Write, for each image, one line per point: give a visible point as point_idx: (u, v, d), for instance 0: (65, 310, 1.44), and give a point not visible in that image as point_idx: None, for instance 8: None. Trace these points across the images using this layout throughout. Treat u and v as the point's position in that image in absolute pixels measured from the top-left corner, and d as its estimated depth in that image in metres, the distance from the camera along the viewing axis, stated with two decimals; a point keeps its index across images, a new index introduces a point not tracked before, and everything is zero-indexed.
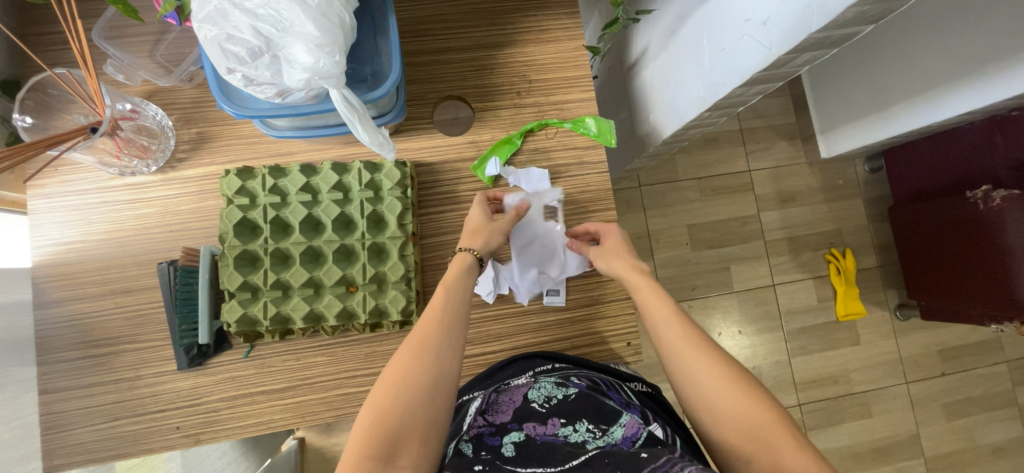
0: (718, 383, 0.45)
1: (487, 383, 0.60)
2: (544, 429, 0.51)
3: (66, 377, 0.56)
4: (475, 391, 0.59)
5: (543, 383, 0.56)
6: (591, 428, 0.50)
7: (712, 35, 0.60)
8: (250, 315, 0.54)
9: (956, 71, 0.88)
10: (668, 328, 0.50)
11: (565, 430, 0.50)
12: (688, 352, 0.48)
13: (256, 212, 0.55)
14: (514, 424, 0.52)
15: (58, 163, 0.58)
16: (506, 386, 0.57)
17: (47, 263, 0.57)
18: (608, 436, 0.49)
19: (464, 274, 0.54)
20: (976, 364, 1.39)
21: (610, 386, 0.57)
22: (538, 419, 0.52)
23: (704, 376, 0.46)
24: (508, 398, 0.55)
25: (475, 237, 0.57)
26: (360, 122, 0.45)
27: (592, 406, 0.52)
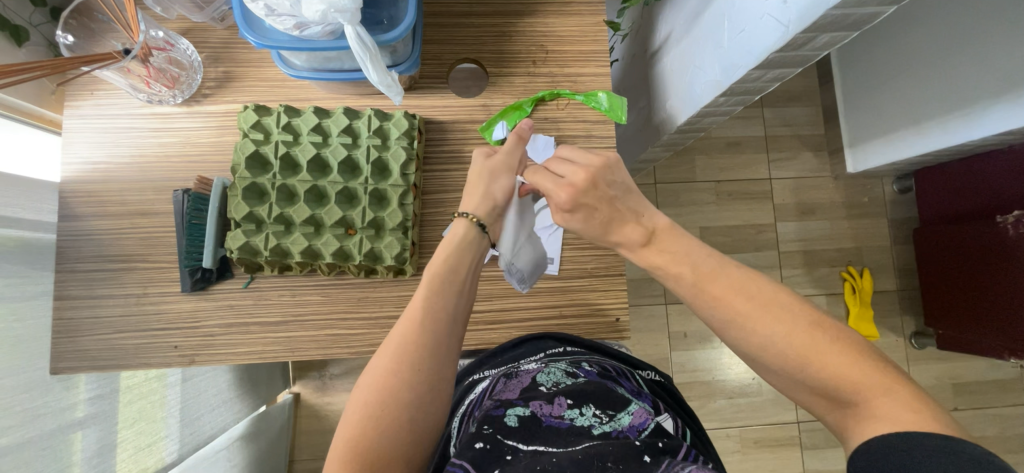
0: (793, 341, 0.40)
1: (496, 361, 0.62)
2: (550, 410, 0.49)
3: (82, 286, 0.60)
4: (486, 372, 0.62)
5: (554, 369, 0.56)
6: (598, 413, 0.49)
7: (733, 16, 0.59)
8: (252, 244, 0.56)
9: (995, 86, 0.84)
10: (711, 296, 0.44)
11: (571, 413, 0.49)
12: (749, 317, 0.42)
13: (268, 148, 0.57)
14: (519, 400, 0.52)
15: (94, 87, 0.62)
16: (516, 368, 0.58)
17: (74, 179, 0.61)
18: (614, 422, 0.47)
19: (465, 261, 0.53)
20: (993, 403, 1.33)
21: (620, 373, 0.59)
22: (543, 399, 0.51)
23: (771, 338, 0.41)
24: (517, 380, 0.55)
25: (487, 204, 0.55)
26: (371, 62, 0.47)
27: (602, 391, 0.51)
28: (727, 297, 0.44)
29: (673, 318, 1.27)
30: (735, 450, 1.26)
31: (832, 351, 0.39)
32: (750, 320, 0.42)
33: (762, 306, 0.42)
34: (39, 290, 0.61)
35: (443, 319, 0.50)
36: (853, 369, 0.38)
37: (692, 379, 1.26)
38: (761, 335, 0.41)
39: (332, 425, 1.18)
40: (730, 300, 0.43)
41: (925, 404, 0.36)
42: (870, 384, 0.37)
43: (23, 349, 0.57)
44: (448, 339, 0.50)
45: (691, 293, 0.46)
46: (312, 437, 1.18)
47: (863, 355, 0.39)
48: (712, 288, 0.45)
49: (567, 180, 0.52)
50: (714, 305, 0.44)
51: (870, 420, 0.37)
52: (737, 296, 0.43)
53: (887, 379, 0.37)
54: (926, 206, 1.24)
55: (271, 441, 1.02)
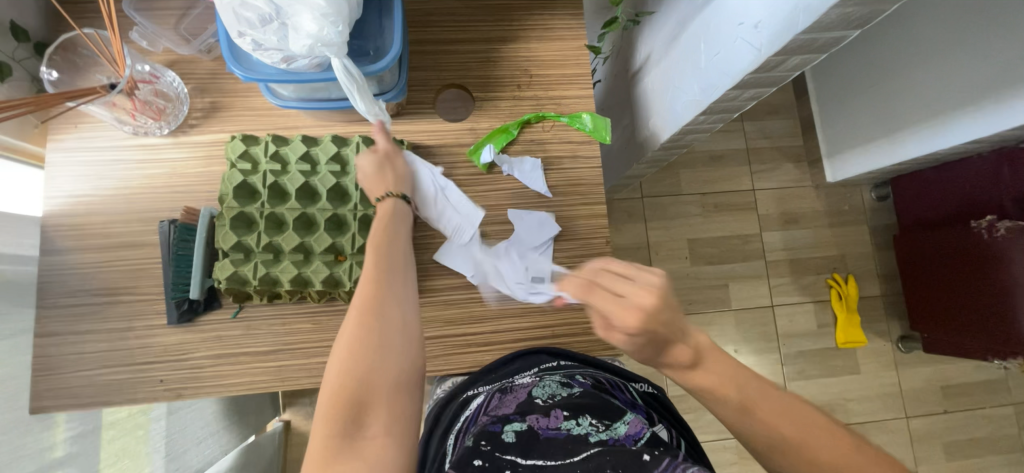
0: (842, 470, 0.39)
1: (492, 377, 0.61)
2: (547, 422, 0.49)
3: (64, 322, 0.59)
4: (479, 387, 0.60)
5: (549, 381, 0.56)
6: (594, 422, 0.49)
7: (708, 39, 0.61)
8: (240, 274, 0.56)
9: (960, 98, 0.88)
10: (760, 419, 0.42)
11: (568, 424, 0.48)
12: (748, 412, 0.42)
13: (256, 177, 0.57)
14: (516, 414, 0.51)
15: (78, 120, 0.62)
16: (511, 383, 0.58)
17: (57, 213, 0.60)
18: (611, 431, 0.47)
19: (394, 221, 0.53)
20: (980, 405, 1.35)
21: (614, 385, 0.59)
22: (540, 412, 0.51)
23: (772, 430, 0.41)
24: (512, 396, 0.55)
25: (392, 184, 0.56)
26: (358, 91, 0.48)
27: (598, 403, 0.52)
28: (736, 393, 0.43)
29: None
30: (733, 461, 1.25)
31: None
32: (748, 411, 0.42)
33: (816, 434, 0.40)
34: (18, 327, 0.59)
35: (397, 265, 0.48)
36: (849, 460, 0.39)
37: (686, 392, 1.26)
38: (766, 427, 0.42)
39: None
40: (781, 427, 0.41)
41: None
42: None
43: (1, 390, 0.56)
44: (405, 281, 0.48)
45: (738, 413, 0.43)
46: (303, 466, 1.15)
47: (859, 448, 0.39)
48: (759, 410, 0.42)
49: (630, 302, 0.44)
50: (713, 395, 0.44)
51: None
52: (786, 424, 0.41)
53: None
54: (904, 212, 1.27)
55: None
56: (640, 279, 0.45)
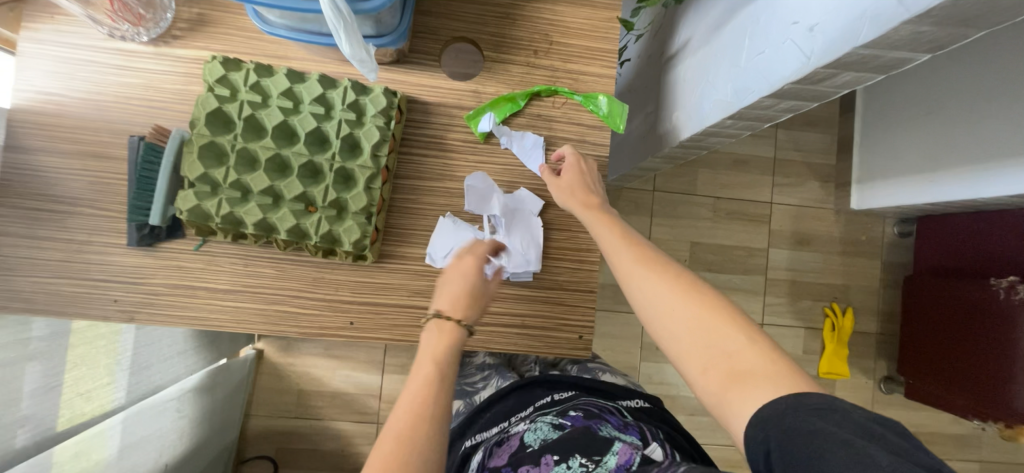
0: (701, 328, 0.42)
1: (485, 423, 0.66)
2: (539, 471, 0.49)
3: (22, 225, 0.56)
4: (479, 436, 0.64)
5: (540, 424, 0.56)
6: (583, 462, 0.48)
7: (755, 35, 0.54)
8: (202, 208, 0.53)
9: (1015, 147, 0.80)
10: (641, 276, 0.46)
11: (558, 469, 0.48)
12: (642, 270, 0.47)
13: (231, 107, 0.53)
14: (508, 469, 0.52)
15: (54, 10, 0.57)
16: (506, 433, 0.59)
17: (24, 108, 0.57)
18: (602, 468, 0.47)
19: (453, 335, 0.45)
20: (948, 456, 1.34)
21: (604, 409, 0.59)
22: (531, 461, 0.50)
23: (655, 291, 0.45)
24: (507, 445, 0.56)
25: (465, 304, 0.47)
26: (345, 31, 0.42)
27: (585, 437, 0.51)
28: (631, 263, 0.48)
29: None
30: None
31: (734, 341, 0.41)
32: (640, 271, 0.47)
33: (687, 293, 0.44)
34: None
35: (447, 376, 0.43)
36: (716, 325, 0.42)
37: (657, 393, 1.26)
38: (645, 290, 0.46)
39: (291, 386, 1.17)
40: (659, 284, 0.45)
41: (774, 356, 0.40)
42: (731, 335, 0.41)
43: None
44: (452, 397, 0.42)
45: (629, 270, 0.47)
46: (269, 395, 1.17)
47: (727, 314, 0.42)
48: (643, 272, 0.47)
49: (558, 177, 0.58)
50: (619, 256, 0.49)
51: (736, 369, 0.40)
52: (660, 277, 0.45)
53: (749, 337, 0.41)
54: (923, 255, 1.21)
55: (226, 394, 1.01)
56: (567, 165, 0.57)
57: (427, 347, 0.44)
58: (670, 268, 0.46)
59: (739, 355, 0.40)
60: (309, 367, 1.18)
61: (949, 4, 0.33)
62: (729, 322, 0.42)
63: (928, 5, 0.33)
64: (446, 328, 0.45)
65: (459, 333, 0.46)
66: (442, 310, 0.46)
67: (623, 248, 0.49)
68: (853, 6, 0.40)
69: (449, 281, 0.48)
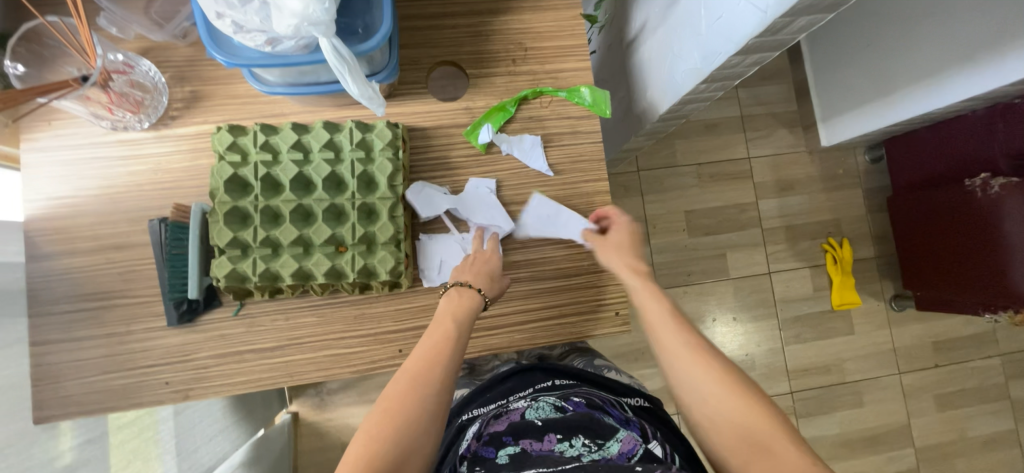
0: (730, 398, 0.43)
1: (486, 399, 0.65)
2: (541, 446, 0.47)
3: (59, 330, 0.57)
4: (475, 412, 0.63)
5: (541, 404, 0.55)
6: (587, 443, 0.46)
7: (709, 3, 0.59)
8: (239, 271, 0.55)
9: (956, 57, 0.88)
10: (683, 359, 0.46)
11: (561, 446, 0.46)
12: (687, 355, 0.46)
13: (247, 169, 0.55)
14: (507, 436, 0.50)
15: (50, 117, 0.58)
16: (506, 409, 0.58)
17: (39, 217, 0.58)
18: (603, 451, 0.45)
19: (466, 309, 0.52)
20: (970, 357, 1.39)
21: (608, 403, 0.58)
22: (534, 435, 0.49)
23: (700, 379, 0.45)
24: (505, 418, 0.55)
25: (484, 276, 0.56)
26: (350, 73, 0.45)
27: (590, 422, 0.49)
28: (675, 344, 0.47)
29: None
30: None
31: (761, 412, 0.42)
32: (682, 354, 0.46)
33: (712, 358, 0.45)
34: (10, 336, 0.57)
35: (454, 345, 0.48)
36: (761, 421, 0.42)
37: None
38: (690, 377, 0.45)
39: (334, 442, 1.16)
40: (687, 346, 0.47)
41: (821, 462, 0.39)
42: (774, 434, 0.41)
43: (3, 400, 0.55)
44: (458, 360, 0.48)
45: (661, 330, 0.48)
46: (315, 455, 1.16)
47: (768, 412, 0.42)
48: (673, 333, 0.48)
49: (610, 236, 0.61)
50: (660, 335, 0.49)
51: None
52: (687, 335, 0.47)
53: (796, 443, 0.40)
54: (899, 174, 1.28)
55: (274, 463, 1.00)
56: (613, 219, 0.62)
57: (445, 309, 0.52)
58: (716, 357, 0.45)
59: (759, 428, 0.41)
60: (348, 418, 1.17)
61: None
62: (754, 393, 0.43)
63: None
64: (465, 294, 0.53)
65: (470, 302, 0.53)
66: (464, 280, 0.55)
67: (665, 328, 0.49)
68: None
69: (467, 264, 0.58)
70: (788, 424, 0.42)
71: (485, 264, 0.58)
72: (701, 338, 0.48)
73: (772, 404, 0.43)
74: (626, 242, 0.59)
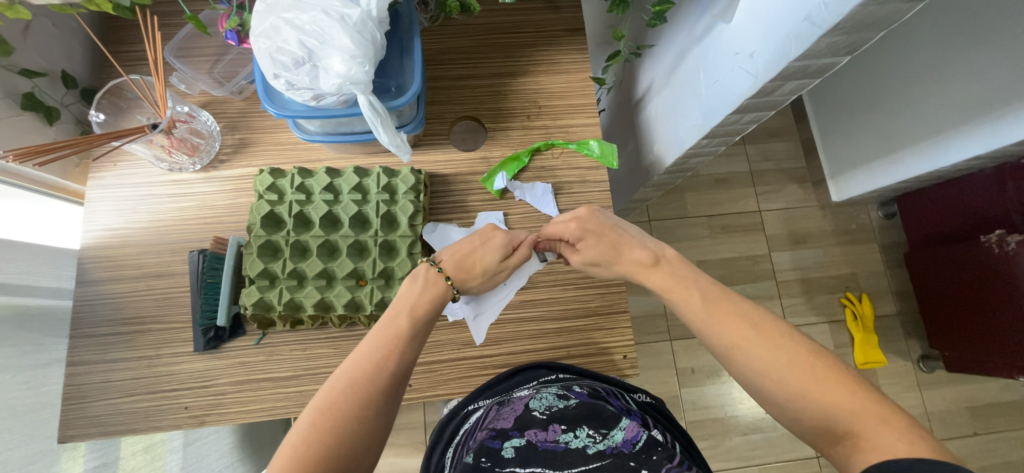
0: (792, 369, 0.43)
1: (493, 392, 0.61)
2: (545, 436, 0.49)
3: (95, 351, 0.61)
4: (480, 401, 0.60)
5: (545, 394, 0.55)
6: (591, 433, 0.48)
7: (707, 68, 0.65)
8: (266, 300, 0.59)
9: (956, 117, 0.90)
10: (747, 346, 0.46)
11: (566, 437, 0.48)
12: (748, 343, 0.46)
13: (282, 207, 0.61)
14: (514, 431, 0.50)
15: (117, 158, 0.66)
16: (509, 396, 0.58)
17: (94, 246, 0.64)
18: (608, 440, 0.47)
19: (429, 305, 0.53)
20: (1012, 427, 1.30)
21: (611, 394, 0.57)
22: (539, 426, 0.50)
23: (766, 364, 0.44)
24: (509, 409, 0.54)
25: (464, 270, 0.57)
26: (382, 124, 0.51)
27: (592, 412, 0.51)
28: (731, 333, 0.47)
29: (679, 355, 1.26)
30: None
31: (825, 380, 0.42)
32: (741, 342, 0.46)
33: (762, 332, 0.46)
34: (49, 356, 0.61)
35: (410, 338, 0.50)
36: (839, 395, 0.41)
37: (704, 418, 1.23)
38: (758, 363, 0.45)
39: None
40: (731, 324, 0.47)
41: (912, 429, 0.38)
42: (857, 407, 0.40)
43: (33, 417, 0.58)
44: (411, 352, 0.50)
45: (700, 317, 0.49)
46: None
47: (845, 381, 0.42)
48: (715, 314, 0.49)
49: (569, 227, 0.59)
50: (716, 328, 0.48)
51: (866, 448, 0.39)
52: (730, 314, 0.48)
53: (879, 410, 0.39)
54: (913, 229, 1.28)
55: None
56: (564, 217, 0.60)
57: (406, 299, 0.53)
58: (779, 338, 0.45)
59: (824, 396, 0.41)
60: None
61: (849, 18, 0.42)
62: (815, 366, 0.43)
63: (834, 20, 0.43)
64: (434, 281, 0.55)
65: (443, 292, 0.55)
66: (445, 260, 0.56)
67: (719, 319, 0.48)
68: (780, 32, 0.50)
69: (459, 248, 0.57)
70: (868, 388, 0.41)
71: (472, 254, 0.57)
72: (761, 319, 0.47)
73: (848, 372, 0.43)
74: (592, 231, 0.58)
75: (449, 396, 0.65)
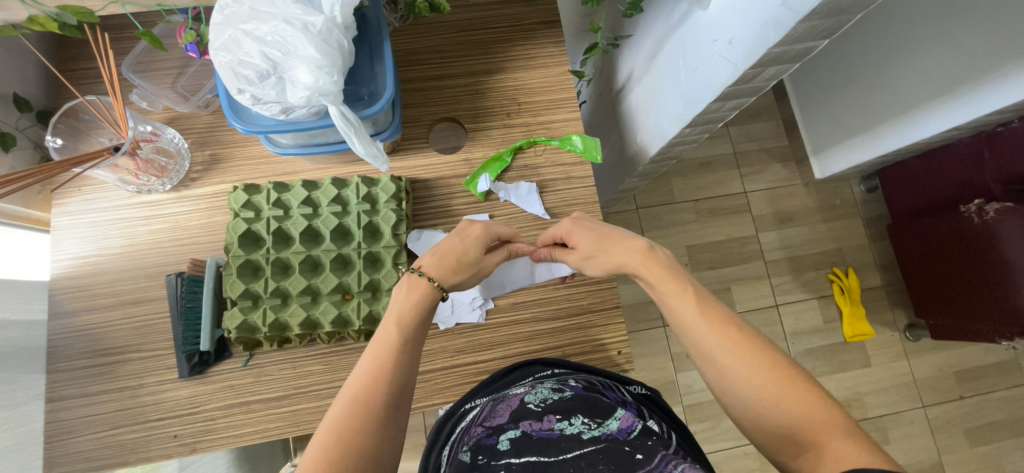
0: (765, 383, 0.43)
1: (488, 390, 0.59)
2: (540, 425, 0.47)
3: (74, 385, 0.59)
4: (477, 400, 0.58)
5: (540, 388, 0.54)
6: (586, 421, 0.47)
7: (686, 56, 0.64)
8: (250, 322, 0.57)
9: (934, 90, 0.90)
10: (722, 354, 0.45)
11: (560, 425, 0.47)
12: (727, 351, 0.45)
13: (260, 224, 0.59)
14: (509, 424, 0.49)
15: (82, 183, 0.63)
16: (505, 393, 0.56)
17: (65, 276, 0.61)
18: (603, 428, 0.46)
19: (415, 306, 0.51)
20: (995, 387, 1.34)
21: (606, 386, 0.56)
22: (533, 417, 0.49)
23: (741, 375, 0.44)
24: (505, 405, 0.53)
25: (449, 265, 0.54)
26: (356, 135, 0.49)
27: (588, 403, 0.50)
28: (710, 339, 0.46)
29: (673, 340, 1.27)
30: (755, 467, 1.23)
31: (792, 395, 0.42)
32: (717, 349, 0.46)
33: (739, 344, 0.45)
34: (27, 393, 0.59)
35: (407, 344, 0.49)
36: (806, 412, 0.41)
37: (702, 400, 1.25)
38: (731, 372, 0.45)
39: None
40: (708, 334, 0.47)
41: (871, 446, 0.38)
42: (823, 425, 0.40)
43: (14, 459, 0.56)
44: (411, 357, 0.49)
45: (684, 319, 0.49)
46: None
47: (815, 399, 0.41)
48: (701, 318, 0.48)
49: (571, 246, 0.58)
50: (695, 334, 0.47)
51: (826, 462, 0.38)
52: (705, 321, 0.47)
53: (846, 430, 0.39)
54: (895, 201, 1.30)
55: None
56: (557, 230, 0.59)
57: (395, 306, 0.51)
58: (754, 348, 0.45)
59: (790, 411, 0.41)
60: None
61: (826, 2, 0.42)
62: (787, 380, 0.43)
63: (811, 6, 0.42)
64: (416, 284, 0.52)
65: (428, 292, 0.52)
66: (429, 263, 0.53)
67: (698, 324, 0.47)
68: (757, 18, 0.49)
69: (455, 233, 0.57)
70: (839, 409, 0.41)
71: (452, 248, 0.55)
72: (743, 331, 0.46)
73: (821, 391, 0.42)
74: (591, 239, 0.56)
75: (445, 404, 0.64)
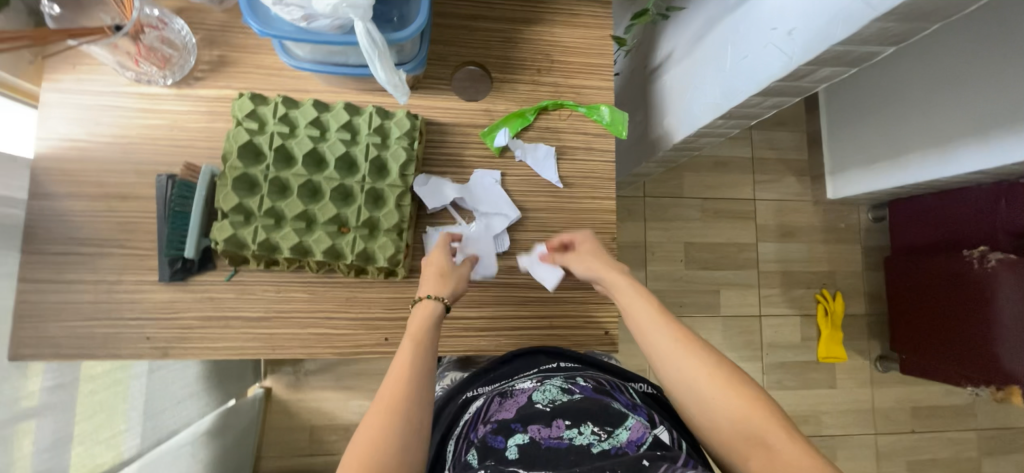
0: (731, 408, 0.45)
1: (491, 382, 0.61)
2: (549, 432, 0.48)
3: (49, 270, 0.57)
4: (479, 392, 0.61)
5: (549, 386, 0.55)
6: (596, 430, 0.47)
7: (737, 42, 0.60)
8: (239, 236, 0.55)
9: (968, 129, 0.88)
10: (693, 382, 0.47)
11: (570, 432, 0.47)
12: (700, 380, 0.47)
13: (262, 137, 0.56)
14: (518, 424, 0.50)
15: (77, 60, 0.59)
16: (511, 388, 0.57)
17: (49, 156, 0.58)
18: (613, 439, 0.46)
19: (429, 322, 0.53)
20: (947, 427, 1.39)
21: (614, 388, 0.57)
22: (542, 421, 0.49)
23: (707, 397, 0.46)
24: (512, 403, 0.54)
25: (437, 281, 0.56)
26: (379, 59, 0.46)
27: (597, 408, 0.50)
28: (683, 375, 0.48)
29: None
30: None
31: (752, 411, 0.44)
32: (690, 377, 0.48)
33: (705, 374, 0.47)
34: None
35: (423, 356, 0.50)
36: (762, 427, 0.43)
37: None
38: (700, 397, 0.47)
39: (303, 423, 1.10)
40: (680, 363, 0.48)
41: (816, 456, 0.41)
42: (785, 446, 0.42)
43: None
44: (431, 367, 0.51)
45: (665, 351, 0.50)
46: (281, 434, 1.10)
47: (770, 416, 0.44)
48: (678, 351, 0.49)
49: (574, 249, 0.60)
50: (669, 365, 0.49)
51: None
52: (682, 350, 0.49)
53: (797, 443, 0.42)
54: (898, 235, 1.29)
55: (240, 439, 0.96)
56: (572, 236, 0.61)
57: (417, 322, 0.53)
58: (717, 371, 0.47)
59: (751, 430, 0.44)
60: (321, 401, 1.11)
61: (907, 4, 0.39)
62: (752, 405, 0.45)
63: (891, 5, 0.39)
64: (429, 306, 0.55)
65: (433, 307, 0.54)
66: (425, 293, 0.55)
67: (676, 354, 0.49)
68: (825, 10, 0.46)
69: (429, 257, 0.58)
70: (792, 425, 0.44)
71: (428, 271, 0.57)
72: (708, 358, 0.48)
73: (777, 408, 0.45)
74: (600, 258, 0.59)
75: None
